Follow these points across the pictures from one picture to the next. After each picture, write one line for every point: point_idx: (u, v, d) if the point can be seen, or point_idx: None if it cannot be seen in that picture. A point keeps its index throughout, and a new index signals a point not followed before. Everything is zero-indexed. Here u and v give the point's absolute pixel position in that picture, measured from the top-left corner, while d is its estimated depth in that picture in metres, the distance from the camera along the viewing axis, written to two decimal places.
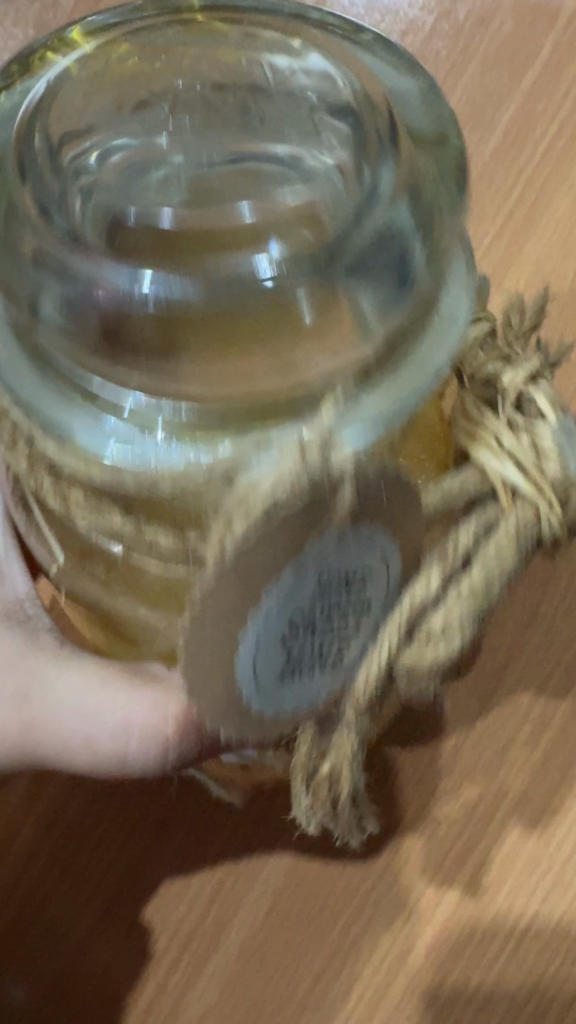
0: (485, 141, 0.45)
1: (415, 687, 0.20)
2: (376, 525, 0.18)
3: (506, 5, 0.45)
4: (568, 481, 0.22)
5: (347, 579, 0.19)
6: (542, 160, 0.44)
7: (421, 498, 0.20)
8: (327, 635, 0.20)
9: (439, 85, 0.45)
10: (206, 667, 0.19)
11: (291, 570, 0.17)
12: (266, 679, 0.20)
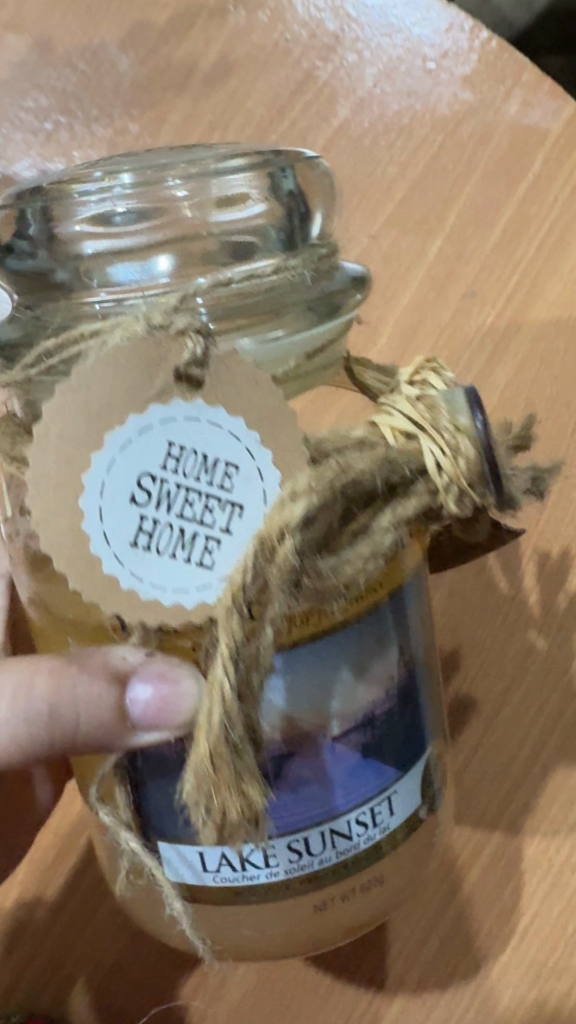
0: (486, 235, 0.52)
1: (275, 550, 0.24)
2: (222, 408, 0.24)
3: (502, 121, 0.52)
4: (455, 439, 0.27)
5: (203, 452, 0.25)
6: (536, 253, 0.52)
7: (245, 379, 0.25)
8: (184, 500, 0.25)
9: (447, 191, 0.53)
10: (57, 491, 0.25)
11: (135, 415, 0.24)
12: (112, 524, 0.24)
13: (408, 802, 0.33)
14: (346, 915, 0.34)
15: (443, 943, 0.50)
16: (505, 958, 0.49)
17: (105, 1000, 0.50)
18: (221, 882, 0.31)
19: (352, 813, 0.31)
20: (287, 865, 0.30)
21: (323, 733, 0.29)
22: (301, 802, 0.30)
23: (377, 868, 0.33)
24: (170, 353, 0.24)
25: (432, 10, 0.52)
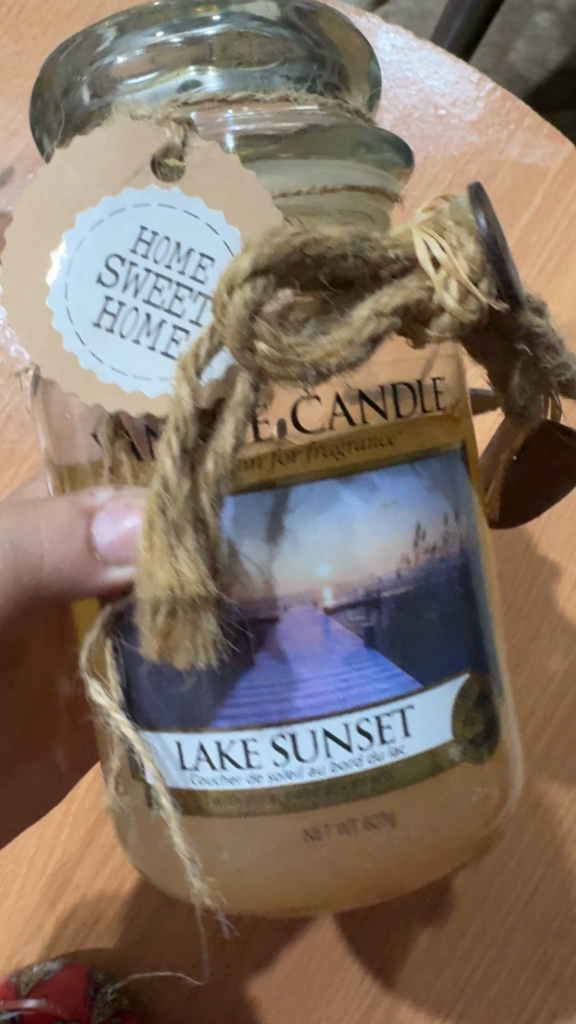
0: None
1: (226, 313, 0.26)
2: (201, 198, 0.29)
3: (506, 160, 0.59)
4: (458, 239, 0.29)
5: (176, 241, 0.29)
6: (537, 277, 0.58)
7: (225, 173, 0.29)
8: (154, 286, 0.29)
9: None
10: (29, 273, 0.30)
11: (109, 198, 0.29)
12: (79, 305, 0.29)
13: (425, 730, 0.34)
14: (351, 855, 0.35)
15: (453, 906, 0.55)
16: (510, 922, 0.54)
17: (142, 951, 0.55)
18: (199, 783, 0.34)
19: (350, 719, 0.32)
20: (270, 770, 0.33)
21: (315, 604, 0.32)
22: (288, 688, 0.32)
23: (385, 804, 0.34)
24: (150, 141, 0.29)
25: (443, 65, 0.59)
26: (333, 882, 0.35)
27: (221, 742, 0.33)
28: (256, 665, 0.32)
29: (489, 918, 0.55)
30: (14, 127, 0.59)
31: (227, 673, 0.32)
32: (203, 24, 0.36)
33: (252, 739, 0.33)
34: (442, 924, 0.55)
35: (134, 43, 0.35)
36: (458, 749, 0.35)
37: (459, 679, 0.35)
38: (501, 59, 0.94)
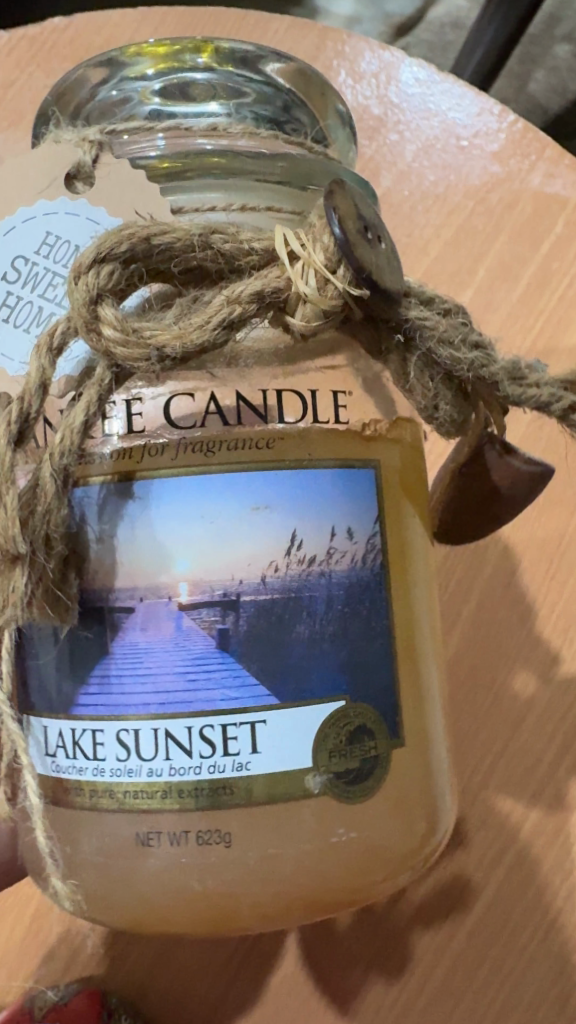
0: (513, 288, 0.59)
1: (77, 295, 0.29)
2: (103, 207, 0.33)
3: (527, 189, 0.60)
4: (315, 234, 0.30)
5: (75, 245, 0.33)
6: (558, 304, 0.59)
7: (122, 185, 0.33)
8: (49, 284, 0.34)
9: (477, 250, 0.59)
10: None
11: (26, 208, 0.33)
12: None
13: (277, 748, 0.33)
14: (180, 872, 0.34)
15: (469, 937, 0.55)
16: (528, 953, 0.54)
17: (156, 977, 0.55)
18: (56, 769, 0.35)
19: (193, 722, 0.33)
20: (113, 765, 0.34)
21: (171, 598, 0.33)
22: (136, 682, 0.33)
23: (220, 819, 0.33)
24: (68, 157, 0.33)
25: (464, 98, 0.60)
26: (166, 899, 0.35)
27: (74, 730, 0.35)
28: (109, 655, 0.34)
29: (506, 948, 0.54)
30: None
31: (90, 661, 0.34)
32: (187, 68, 0.38)
33: (100, 729, 0.34)
34: (459, 955, 0.55)
35: (120, 88, 0.39)
36: (318, 781, 0.34)
37: (334, 705, 0.34)
38: (521, 89, 0.95)
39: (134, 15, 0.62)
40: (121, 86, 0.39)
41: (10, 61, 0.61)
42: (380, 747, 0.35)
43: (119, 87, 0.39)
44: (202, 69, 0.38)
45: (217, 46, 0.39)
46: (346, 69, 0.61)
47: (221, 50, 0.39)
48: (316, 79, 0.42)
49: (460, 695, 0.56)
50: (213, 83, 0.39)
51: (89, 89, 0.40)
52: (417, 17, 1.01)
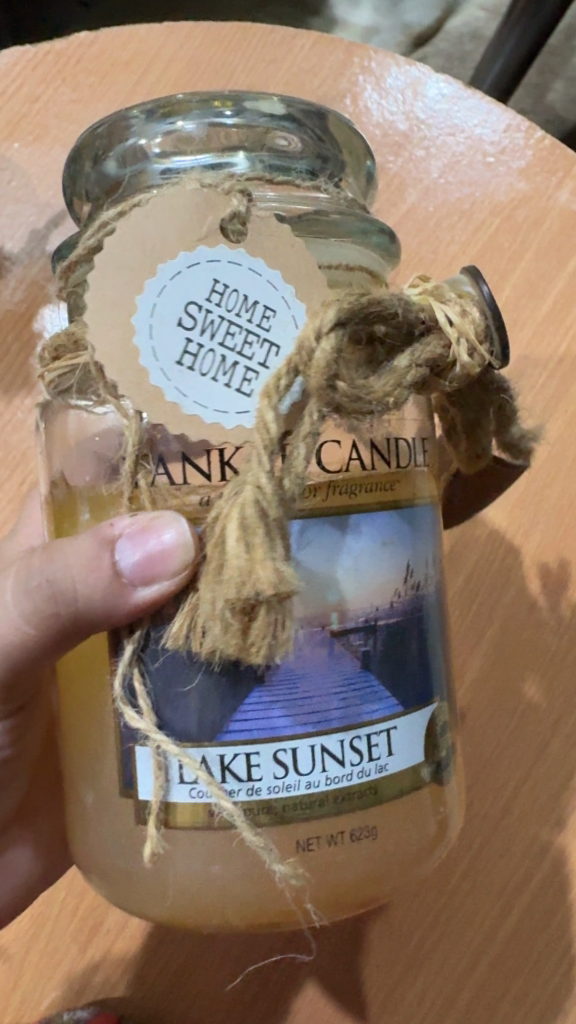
0: (539, 306, 0.59)
1: (312, 358, 0.30)
2: (262, 257, 0.31)
3: (554, 206, 0.59)
4: (461, 310, 0.35)
5: (245, 295, 0.31)
6: None
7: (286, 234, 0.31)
8: (227, 332, 0.31)
9: (503, 267, 0.59)
10: (116, 306, 0.31)
11: (186, 252, 0.30)
12: (162, 340, 0.30)
13: (407, 751, 0.35)
14: (333, 871, 0.34)
15: (493, 966, 0.54)
16: (553, 982, 0.54)
17: (172, 1000, 0.55)
18: (198, 796, 0.33)
19: (345, 735, 0.33)
20: (270, 782, 0.33)
21: (323, 627, 0.33)
22: (293, 704, 0.33)
23: (368, 817, 0.34)
24: (219, 206, 0.31)
25: (491, 113, 0.60)
26: (318, 893, 0.35)
27: (223, 756, 0.32)
28: (265, 681, 0.32)
29: (530, 979, 0.54)
30: None
31: (240, 686, 0.32)
32: (214, 118, 0.37)
33: (255, 751, 0.32)
34: (482, 983, 0.54)
35: (145, 138, 0.38)
36: (429, 769, 0.36)
37: (431, 709, 0.36)
38: (540, 98, 0.95)
39: (160, 30, 0.62)
40: (140, 134, 0.38)
41: (35, 76, 0.61)
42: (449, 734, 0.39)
43: (139, 136, 0.38)
44: (227, 120, 0.37)
45: (244, 98, 0.38)
46: (372, 85, 0.61)
47: (248, 105, 0.38)
48: (344, 127, 0.40)
49: (484, 718, 0.56)
50: (237, 135, 0.38)
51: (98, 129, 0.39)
52: (436, 26, 1.01)
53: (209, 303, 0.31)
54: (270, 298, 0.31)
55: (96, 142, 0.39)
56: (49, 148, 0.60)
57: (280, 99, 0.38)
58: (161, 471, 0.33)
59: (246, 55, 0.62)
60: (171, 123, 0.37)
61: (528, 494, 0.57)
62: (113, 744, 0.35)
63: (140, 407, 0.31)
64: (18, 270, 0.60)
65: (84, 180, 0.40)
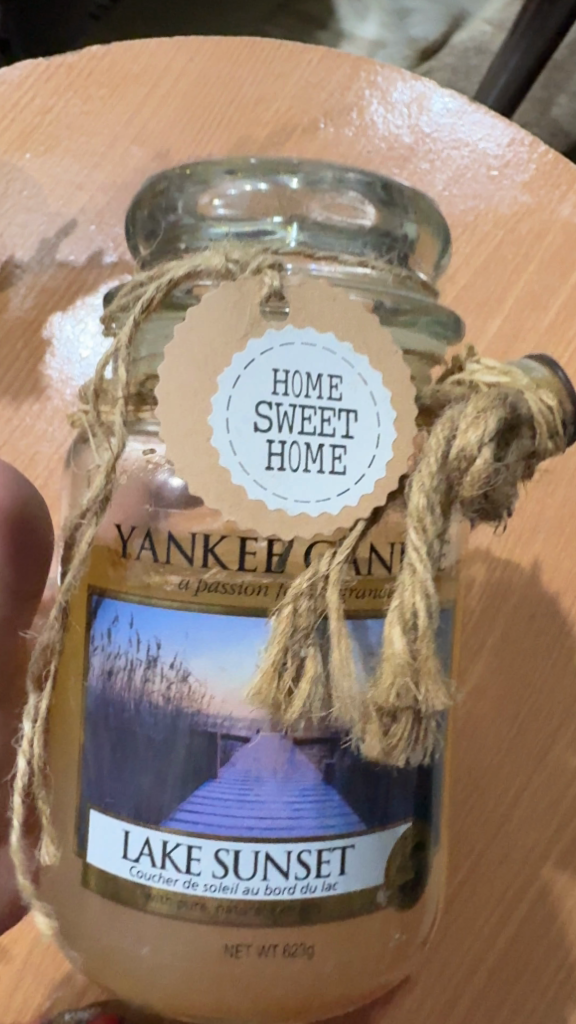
0: (541, 318, 0.59)
1: (472, 466, 0.33)
2: (332, 331, 0.34)
3: (557, 219, 0.60)
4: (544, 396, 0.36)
5: (312, 376, 0.33)
6: None
7: (346, 318, 0.34)
8: (302, 418, 0.33)
9: (507, 279, 0.60)
10: (192, 432, 0.33)
11: (239, 354, 0.33)
12: (244, 450, 0.33)
13: (360, 871, 0.37)
14: (260, 980, 0.36)
15: (491, 974, 0.54)
16: (550, 991, 0.54)
17: None
18: (136, 874, 0.36)
19: (293, 847, 0.35)
20: (208, 880, 0.35)
21: (284, 734, 0.35)
22: (242, 808, 0.35)
23: (308, 934, 0.36)
24: (257, 288, 0.33)
25: (496, 127, 0.61)
26: (241, 1002, 0.37)
27: (166, 842, 0.35)
28: (216, 779, 0.35)
29: (528, 986, 0.54)
30: (79, 181, 0.62)
31: (192, 778, 0.35)
32: (286, 182, 0.40)
33: (197, 846, 0.35)
34: (478, 991, 0.54)
35: (219, 196, 0.40)
36: (386, 894, 0.38)
37: (401, 830, 0.38)
38: (544, 113, 0.96)
39: (171, 43, 0.63)
40: (210, 191, 0.40)
41: (48, 88, 0.62)
42: (428, 856, 0.40)
43: (210, 192, 0.40)
44: (300, 184, 0.40)
45: (316, 165, 0.40)
46: (378, 99, 0.62)
47: (320, 176, 0.40)
48: (416, 198, 0.42)
49: (482, 726, 0.56)
50: (306, 201, 0.40)
51: (171, 179, 0.41)
52: (441, 41, 1.02)
53: (285, 393, 0.33)
54: (336, 378, 0.33)
55: (169, 186, 0.41)
56: (60, 158, 0.61)
57: (353, 174, 0.40)
58: (147, 545, 0.36)
59: (255, 69, 0.63)
60: (248, 178, 0.40)
61: (530, 503, 0.58)
62: (74, 788, 0.38)
63: (245, 514, 0.32)
64: (29, 277, 0.61)
65: (153, 222, 0.42)
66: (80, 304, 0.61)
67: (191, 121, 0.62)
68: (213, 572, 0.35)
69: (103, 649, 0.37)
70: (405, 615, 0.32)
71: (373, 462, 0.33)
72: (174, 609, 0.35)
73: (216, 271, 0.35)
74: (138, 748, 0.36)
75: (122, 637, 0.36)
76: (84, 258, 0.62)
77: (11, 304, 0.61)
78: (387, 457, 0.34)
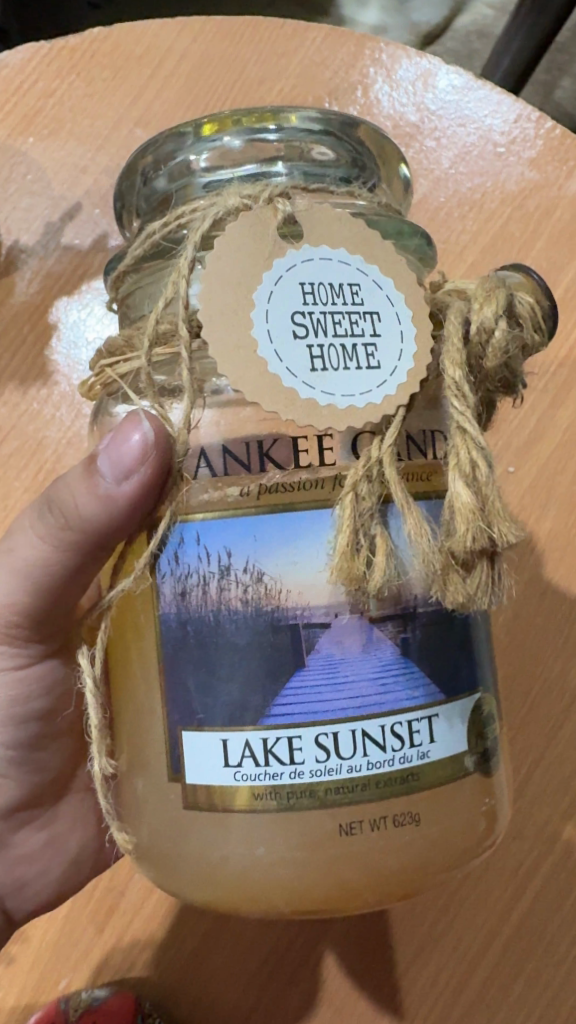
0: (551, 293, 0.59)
1: (491, 339, 0.35)
2: (344, 244, 0.34)
3: (564, 195, 0.60)
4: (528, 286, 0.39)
5: (336, 286, 0.34)
6: None
7: (348, 223, 0.35)
8: (335, 323, 0.34)
9: (515, 254, 0.60)
10: (236, 346, 0.33)
11: (267, 271, 0.33)
12: (289, 355, 0.33)
13: (448, 740, 0.37)
14: (375, 856, 0.36)
15: (506, 949, 0.56)
16: (565, 966, 0.56)
17: (186, 982, 0.57)
18: (242, 779, 0.35)
19: (386, 721, 0.35)
20: (312, 766, 0.35)
21: (361, 614, 0.35)
22: (332, 689, 0.35)
23: (410, 803, 0.36)
24: (271, 215, 0.34)
25: (502, 104, 0.60)
26: (361, 883, 0.36)
27: (267, 739, 0.35)
28: (305, 666, 0.35)
29: (542, 962, 0.56)
30: (84, 164, 0.61)
31: (280, 671, 0.35)
32: (261, 132, 0.40)
33: (297, 734, 0.35)
34: (492, 966, 0.56)
35: (196, 153, 0.40)
36: (472, 759, 0.38)
37: (473, 698, 0.38)
38: (547, 96, 0.95)
39: (173, 24, 0.62)
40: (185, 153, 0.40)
41: (50, 71, 0.61)
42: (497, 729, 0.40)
43: (186, 155, 0.40)
44: (271, 126, 0.40)
45: (288, 112, 0.40)
46: (383, 77, 0.61)
47: (286, 117, 0.40)
48: (378, 135, 0.42)
49: None
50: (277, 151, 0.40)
51: (145, 151, 0.42)
52: (444, 26, 1.01)
53: (312, 298, 0.34)
54: (357, 283, 0.34)
55: (142, 162, 0.42)
56: (64, 142, 0.61)
57: (318, 113, 0.40)
58: (203, 465, 0.36)
59: (259, 48, 0.62)
60: (221, 132, 0.40)
61: (540, 481, 0.57)
62: (160, 721, 0.37)
63: (299, 419, 0.33)
64: (34, 262, 0.61)
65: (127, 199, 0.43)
66: (85, 288, 0.61)
67: (194, 102, 0.62)
68: (272, 473, 0.36)
69: (172, 574, 0.36)
70: (466, 470, 0.34)
71: (402, 354, 0.34)
72: (241, 513, 0.35)
73: (215, 207, 0.35)
74: (218, 658, 0.35)
75: (191, 557, 0.36)
76: (89, 243, 0.62)
77: (17, 289, 0.61)
78: (413, 350, 0.34)
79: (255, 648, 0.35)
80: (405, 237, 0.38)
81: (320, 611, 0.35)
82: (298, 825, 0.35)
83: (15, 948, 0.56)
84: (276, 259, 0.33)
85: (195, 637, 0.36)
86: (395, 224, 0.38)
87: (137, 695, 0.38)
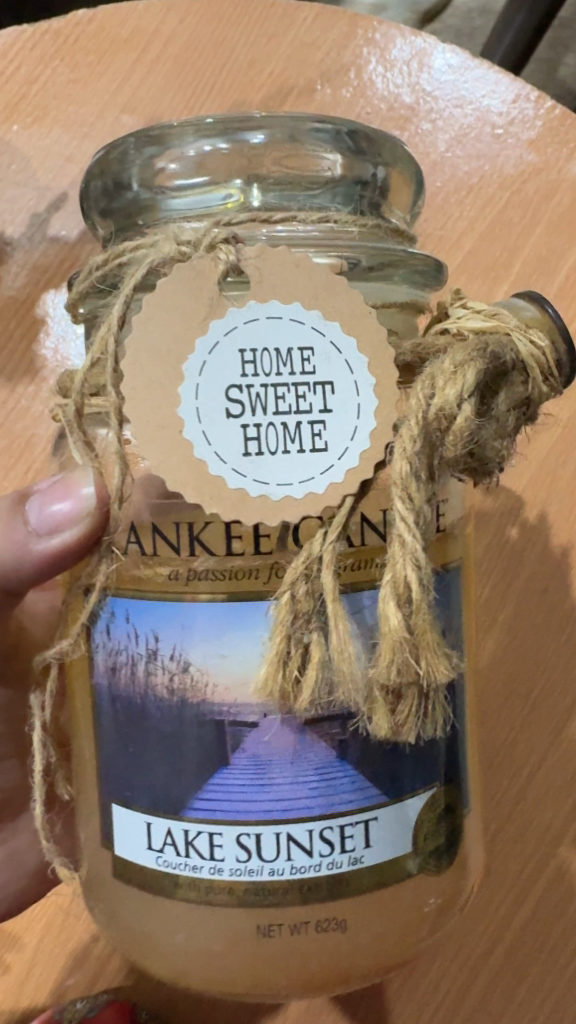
0: (550, 281, 0.59)
1: (452, 426, 0.32)
2: (298, 301, 0.32)
3: (565, 178, 0.58)
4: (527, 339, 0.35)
5: (281, 353, 0.32)
6: None
7: (309, 275, 0.32)
8: (275, 399, 0.32)
9: (513, 242, 0.58)
10: (162, 427, 0.32)
11: (200, 340, 0.32)
12: (219, 440, 0.32)
13: (384, 844, 0.36)
14: (295, 958, 0.36)
15: (508, 955, 0.56)
16: (568, 974, 0.56)
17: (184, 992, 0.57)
18: (163, 863, 0.36)
19: (315, 826, 0.35)
20: (232, 865, 0.35)
21: (294, 716, 0.34)
22: (257, 792, 0.34)
23: (337, 909, 0.36)
24: (211, 270, 0.32)
25: (500, 83, 0.58)
26: (278, 978, 0.36)
27: (188, 832, 0.35)
28: (229, 765, 0.34)
29: (545, 967, 0.56)
30: (69, 153, 0.59)
31: (205, 771, 0.35)
32: (250, 140, 0.40)
33: (218, 831, 0.35)
34: (493, 972, 0.56)
35: (188, 152, 0.40)
36: (416, 861, 0.37)
37: (428, 793, 0.37)
38: (551, 75, 0.93)
39: (159, 5, 0.59)
40: (163, 157, 0.40)
41: (33, 55, 0.59)
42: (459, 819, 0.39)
43: (165, 157, 0.40)
44: (260, 131, 0.40)
45: (300, 120, 0.40)
46: (377, 58, 0.59)
47: (298, 125, 0.40)
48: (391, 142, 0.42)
49: (496, 701, 0.56)
50: (292, 162, 0.40)
51: (128, 153, 0.40)
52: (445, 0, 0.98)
53: (250, 370, 0.32)
54: (307, 352, 0.32)
55: (113, 160, 0.41)
56: (49, 129, 0.59)
57: (323, 123, 0.41)
58: (133, 539, 0.35)
59: (247, 30, 0.60)
60: (218, 132, 0.40)
61: (540, 474, 0.56)
62: (96, 790, 0.38)
63: (227, 513, 0.32)
64: (20, 255, 0.60)
65: (93, 197, 0.42)
66: None
67: (182, 88, 0.60)
68: (202, 558, 0.34)
69: (105, 645, 0.36)
70: (399, 588, 0.31)
71: (356, 433, 0.32)
72: (175, 602, 0.34)
73: (160, 252, 0.33)
74: (149, 756, 0.36)
75: (121, 633, 0.36)
76: (76, 233, 0.60)
77: (3, 284, 0.59)
78: (370, 425, 0.32)
79: (182, 749, 0.35)
80: (413, 261, 0.38)
81: (248, 710, 0.34)
82: (220, 919, 0.36)
83: (10, 956, 0.56)
84: (211, 326, 0.32)
85: (125, 725, 0.36)
86: (405, 254, 0.37)
87: (85, 756, 0.39)
